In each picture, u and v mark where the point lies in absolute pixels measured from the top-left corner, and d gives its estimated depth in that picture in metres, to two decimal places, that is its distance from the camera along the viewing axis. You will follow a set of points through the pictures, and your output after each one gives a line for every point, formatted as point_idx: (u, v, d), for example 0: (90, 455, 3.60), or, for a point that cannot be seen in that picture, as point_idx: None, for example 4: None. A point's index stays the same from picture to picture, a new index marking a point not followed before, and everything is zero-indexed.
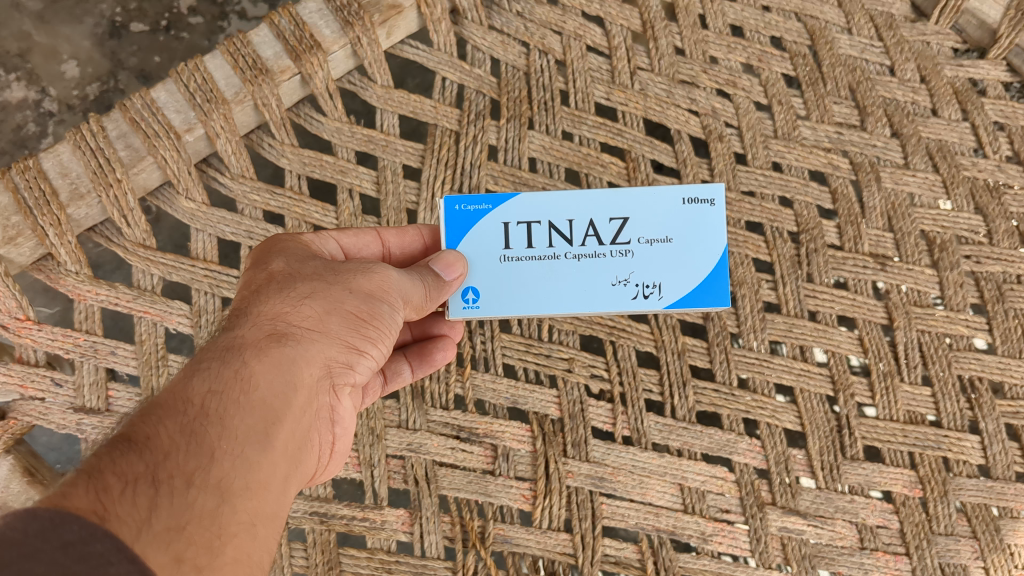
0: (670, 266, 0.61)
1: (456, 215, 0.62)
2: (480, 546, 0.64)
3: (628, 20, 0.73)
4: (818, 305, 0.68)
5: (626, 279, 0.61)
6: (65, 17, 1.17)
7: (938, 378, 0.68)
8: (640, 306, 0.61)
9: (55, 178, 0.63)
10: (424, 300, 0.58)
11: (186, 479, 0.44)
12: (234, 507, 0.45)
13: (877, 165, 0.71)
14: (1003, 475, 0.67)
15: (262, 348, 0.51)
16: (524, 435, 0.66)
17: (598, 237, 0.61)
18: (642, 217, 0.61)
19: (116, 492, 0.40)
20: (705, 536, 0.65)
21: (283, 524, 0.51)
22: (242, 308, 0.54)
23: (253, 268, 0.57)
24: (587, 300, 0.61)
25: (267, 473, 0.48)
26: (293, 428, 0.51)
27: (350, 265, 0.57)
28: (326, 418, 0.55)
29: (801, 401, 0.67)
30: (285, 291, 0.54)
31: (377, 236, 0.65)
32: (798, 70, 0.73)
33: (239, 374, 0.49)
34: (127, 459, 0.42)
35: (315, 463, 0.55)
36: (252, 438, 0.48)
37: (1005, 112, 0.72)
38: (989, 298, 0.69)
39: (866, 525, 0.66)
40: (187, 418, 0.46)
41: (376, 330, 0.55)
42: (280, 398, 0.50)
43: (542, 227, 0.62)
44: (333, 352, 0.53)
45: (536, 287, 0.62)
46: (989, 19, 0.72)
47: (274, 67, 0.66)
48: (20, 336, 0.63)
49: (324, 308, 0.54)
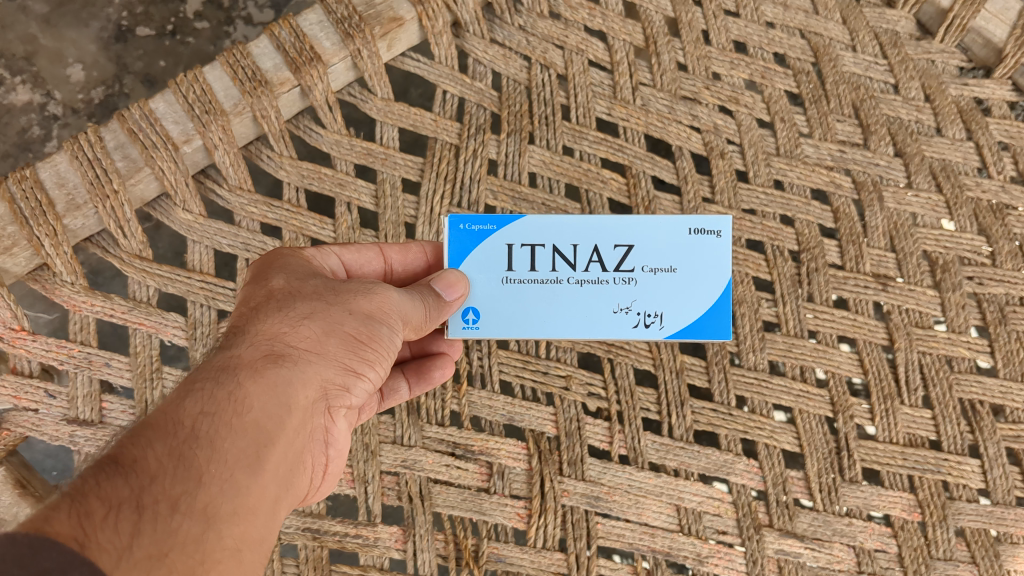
0: (673, 295, 0.61)
1: (458, 234, 0.61)
2: (473, 564, 0.64)
3: (631, 35, 0.72)
4: (818, 324, 0.68)
5: (627, 307, 0.61)
6: (70, 20, 1.16)
7: (938, 401, 0.67)
8: (641, 335, 0.61)
9: (52, 188, 0.63)
10: (423, 320, 0.57)
11: (171, 504, 0.43)
12: (220, 533, 0.45)
13: (880, 185, 0.70)
14: (1004, 500, 0.66)
15: (258, 368, 0.50)
16: (520, 453, 0.65)
17: (602, 263, 0.61)
18: (647, 246, 0.61)
19: (99, 517, 0.40)
20: (700, 558, 0.64)
21: (271, 546, 0.51)
22: (240, 326, 0.54)
23: (253, 284, 0.56)
24: (587, 326, 0.61)
25: (256, 497, 0.47)
26: (286, 450, 0.50)
27: (350, 285, 0.56)
28: (319, 440, 0.55)
29: (800, 421, 0.67)
30: (284, 310, 0.54)
31: (379, 252, 0.65)
32: (802, 87, 0.72)
33: (233, 396, 0.49)
34: (113, 483, 0.42)
35: (306, 484, 0.55)
36: (243, 462, 0.47)
37: (1010, 132, 0.71)
38: (991, 320, 0.68)
39: (863, 549, 0.65)
40: (176, 440, 0.45)
41: (374, 352, 0.55)
42: (273, 420, 0.50)
43: (546, 251, 0.61)
44: (329, 373, 0.53)
45: (538, 312, 0.61)
46: (994, 38, 0.71)
47: (273, 79, 0.65)
48: (13, 346, 0.63)
49: (323, 329, 0.53)
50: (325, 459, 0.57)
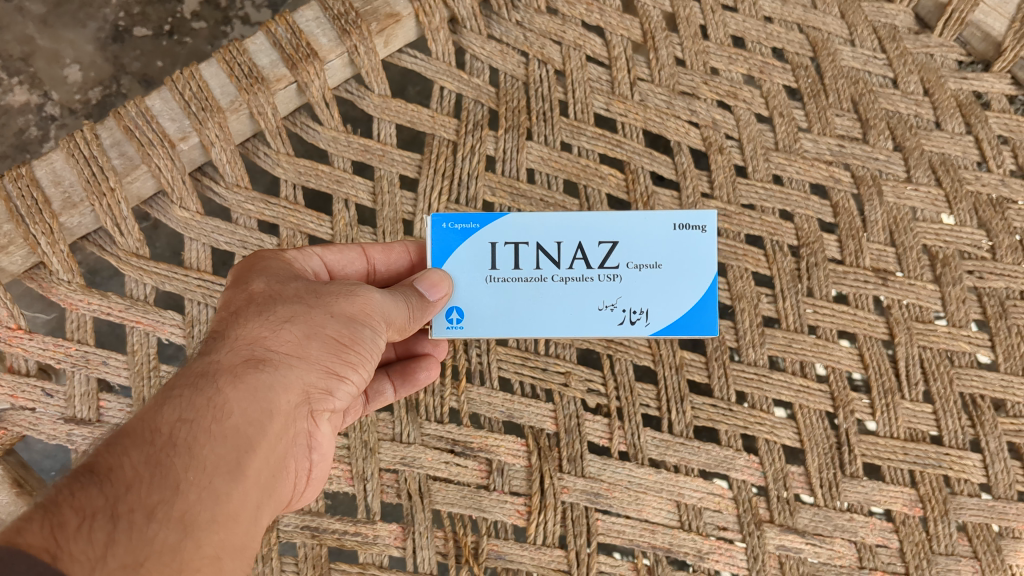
0: (659, 292, 0.61)
1: (442, 234, 0.61)
2: (473, 562, 0.64)
3: (629, 30, 0.72)
4: (818, 319, 0.67)
5: (612, 303, 0.61)
6: (68, 21, 1.16)
7: (939, 395, 0.66)
8: (626, 332, 0.61)
9: (48, 186, 0.63)
10: (407, 321, 0.57)
11: (147, 513, 0.43)
12: (199, 541, 0.44)
13: (879, 179, 0.70)
14: (1005, 494, 0.66)
15: (238, 373, 0.50)
16: (519, 450, 0.65)
17: (587, 260, 0.61)
18: (631, 242, 0.60)
19: (73, 528, 0.40)
20: (701, 554, 0.64)
21: (254, 552, 0.51)
22: (221, 331, 0.53)
23: (233, 288, 0.56)
24: (572, 324, 0.60)
25: (237, 504, 0.47)
26: (267, 455, 0.50)
27: (332, 287, 0.56)
28: (302, 444, 0.55)
29: (800, 417, 0.66)
30: (264, 314, 0.53)
31: (361, 252, 0.65)
32: (800, 82, 0.72)
33: (212, 402, 0.48)
34: (87, 492, 0.42)
35: (289, 489, 0.54)
36: (222, 469, 0.47)
37: (1009, 126, 0.71)
38: (991, 314, 0.68)
39: (865, 544, 0.65)
40: (154, 448, 0.45)
41: (357, 355, 0.54)
42: (254, 426, 0.49)
43: (529, 248, 0.61)
44: (312, 378, 0.53)
45: (523, 310, 0.61)
46: (994, 32, 0.71)
47: (269, 76, 0.65)
48: (10, 345, 0.63)
49: (304, 332, 0.53)
50: (309, 464, 0.57)
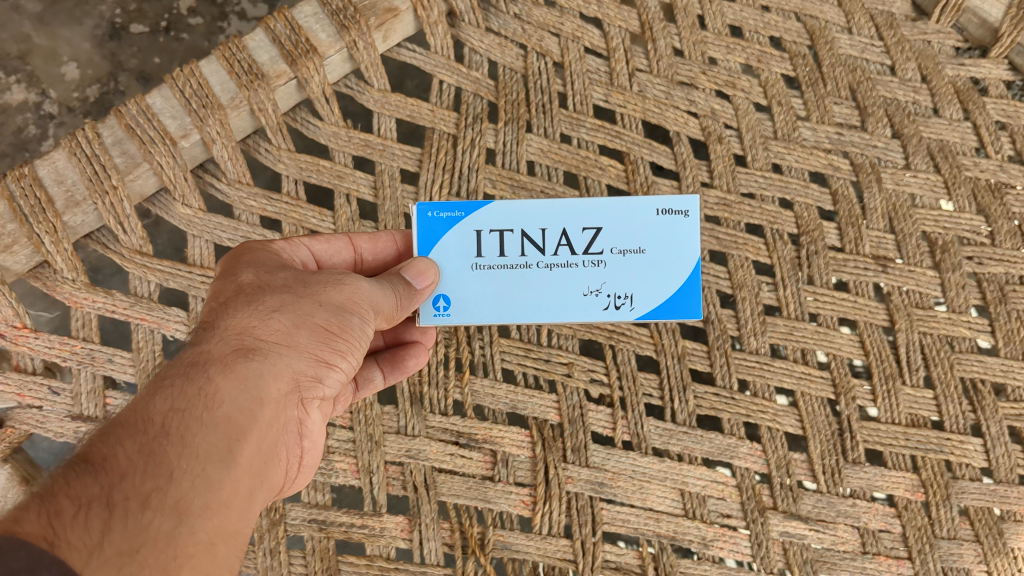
0: (644, 278, 0.61)
1: (428, 223, 0.61)
2: (480, 553, 0.64)
3: (626, 21, 0.72)
4: (818, 307, 0.68)
5: (597, 289, 0.61)
6: (65, 19, 1.16)
7: (940, 380, 0.67)
8: (612, 317, 0.61)
9: (51, 185, 0.63)
10: (395, 309, 0.58)
11: (142, 501, 0.43)
12: (193, 528, 0.44)
13: (878, 166, 0.70)
14: (1007, 478, 0.66)
15: (227, 363, 0.51)
16: (524, 441, 0.65)
17: (571, 246, 0.61)
18: (615, 228, 0.61)
19: (69, 516, 0.40)
20: (705, 541, 0.65)
21: (247, 540, 0.51)
22: (210, 322, 0.54)
23: (223, 280, 0.57)
24: (558, 310, 0.61)
25: (230, 491, 0.47)
26: (258, 443, 0.50)
27: (320, 277, 0.57)
28: (293, 432, 0.55)
29: (801, 404, 0.67)
30: (253, 304, 0.54)
31: (349, 242, 0.65)
32: (798, 70, 0.72)
33: (203, 392, 0.49)
34: (82, 481, 0.42)
35: (281, 477, 0.55)
36: (215, 456, 0.47)
37: (1007, 112, 0.71)
38: (991, 299, 0.68)
39: (868, 530, 0.65)
40: (146, 437, 0.45)
41: (346, 343, 0.55)
42: (245, 414, 0.50)
43: (514, 236, 0.61)
44: (301, 366, 0.53)
45: (509, 297, 0.61)
46: (990, 18, 0.71)
47: (269, 72, 0.65)
48: (17, 344, 0.63)
49: (293, 322, 0.53)
50: (300, 451, 0.58)
